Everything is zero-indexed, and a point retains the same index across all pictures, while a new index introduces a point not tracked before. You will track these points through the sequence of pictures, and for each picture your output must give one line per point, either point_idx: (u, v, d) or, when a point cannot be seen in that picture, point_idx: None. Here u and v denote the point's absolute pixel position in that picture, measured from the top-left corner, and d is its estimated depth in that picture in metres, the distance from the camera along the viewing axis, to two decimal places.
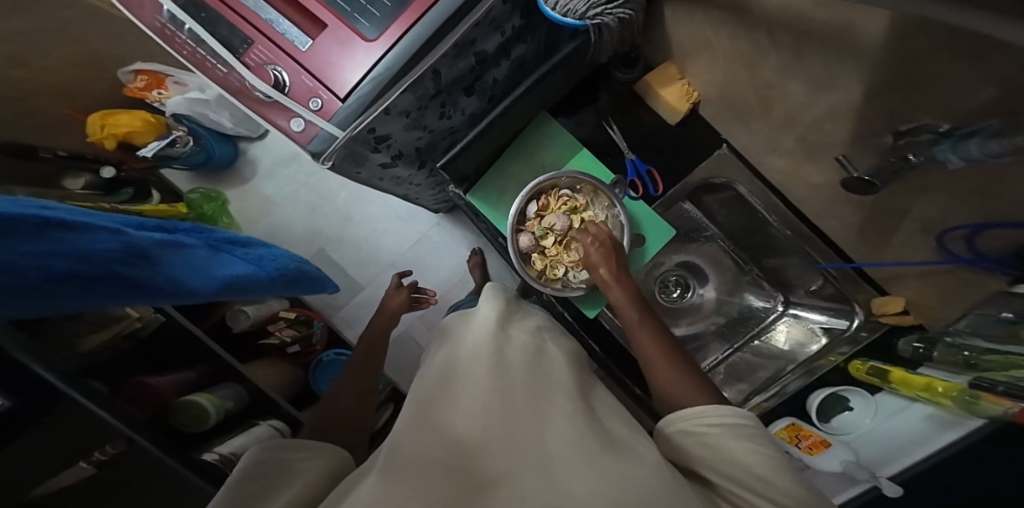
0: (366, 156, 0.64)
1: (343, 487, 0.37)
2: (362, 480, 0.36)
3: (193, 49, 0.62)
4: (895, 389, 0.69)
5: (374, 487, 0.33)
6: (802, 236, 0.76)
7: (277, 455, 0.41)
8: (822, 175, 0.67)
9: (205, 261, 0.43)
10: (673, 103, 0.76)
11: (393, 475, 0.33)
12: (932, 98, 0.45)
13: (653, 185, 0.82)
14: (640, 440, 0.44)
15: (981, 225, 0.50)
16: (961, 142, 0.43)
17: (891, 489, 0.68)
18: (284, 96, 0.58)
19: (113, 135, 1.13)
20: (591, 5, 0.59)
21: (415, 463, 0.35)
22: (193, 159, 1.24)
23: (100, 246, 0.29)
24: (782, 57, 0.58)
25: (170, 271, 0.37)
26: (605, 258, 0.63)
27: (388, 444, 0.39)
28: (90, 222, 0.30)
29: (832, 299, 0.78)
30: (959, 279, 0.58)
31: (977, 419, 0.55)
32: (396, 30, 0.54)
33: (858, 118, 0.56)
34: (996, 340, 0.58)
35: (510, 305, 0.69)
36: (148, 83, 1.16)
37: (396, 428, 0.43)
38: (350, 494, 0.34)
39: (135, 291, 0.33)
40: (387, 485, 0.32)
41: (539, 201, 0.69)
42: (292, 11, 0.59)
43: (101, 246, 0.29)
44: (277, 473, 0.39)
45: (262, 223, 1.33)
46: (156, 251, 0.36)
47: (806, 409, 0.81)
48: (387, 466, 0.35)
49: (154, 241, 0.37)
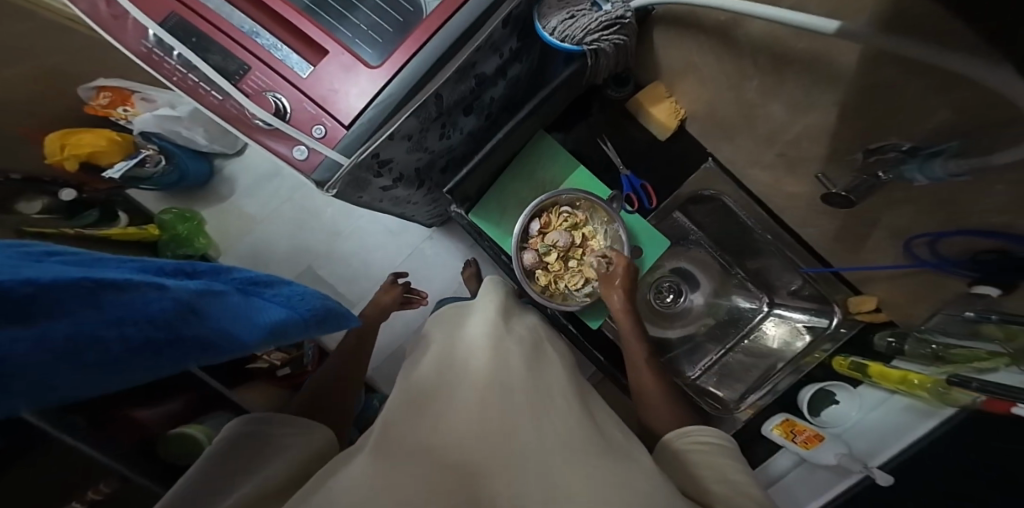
0: (369, 180, 0.64)
1: (327, 469, 0.42)
2: (355, 458, 0.42)
3: (183, 75, 0.60)
4: (876, 383, 0.76)
5: (369, 466, 0.38)
6: (781, 241, 0.84)
7: (258, 428, 0.50)
8: (800, 187, 0.75)
9: (242, 308, 0.37)
10: (663, 122, 0.85)
11: (383, 458, 0.39)
12: (900, 124, 0.51)
13: (647, 199, 0.90)
14: (633, 444, 0.49)
15: (942, 234, 0.57)
16: (926, 162, 0.48)
17: (883, 477, 0.68)
18: (285, 124, 0.57)
19: (75, 156, 1.04)
20: (589, 32, 0.64)
21: (403, 448, 0.41)
22: (165, 179, 1.18)
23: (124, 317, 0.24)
24: (764, 80, 0.64)
25: (209, 325, 0.32)
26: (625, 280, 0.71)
27: (380, 432, 0.44)
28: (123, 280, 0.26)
29: (810, 299, 0.87)
30: (925, 278, 0.66)
31: (947, 408, 0.62)
32: (400, 57, 0.54)
33: (834, 137, 0.62)
34: (958, 336, 0.66)
35: (505, 296, 0.75)
36: (112, 100, 1.09)
37: (385, 411, 0.48)
38: (345, 468, 0.40)
39: (168, 356, 0.28)
40: (380, 466, 0.38)
41: (540, 219, 0.76)
42: (289, 36, 0.59)
43: (127, 312, 0.25)
44: (258, 445, 0.48)
45: (245, 243, 1.28)
46: (191, 302, 0.31)
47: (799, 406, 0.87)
48: (379, 449, 0.41)
49: (185, 291, 0.31)
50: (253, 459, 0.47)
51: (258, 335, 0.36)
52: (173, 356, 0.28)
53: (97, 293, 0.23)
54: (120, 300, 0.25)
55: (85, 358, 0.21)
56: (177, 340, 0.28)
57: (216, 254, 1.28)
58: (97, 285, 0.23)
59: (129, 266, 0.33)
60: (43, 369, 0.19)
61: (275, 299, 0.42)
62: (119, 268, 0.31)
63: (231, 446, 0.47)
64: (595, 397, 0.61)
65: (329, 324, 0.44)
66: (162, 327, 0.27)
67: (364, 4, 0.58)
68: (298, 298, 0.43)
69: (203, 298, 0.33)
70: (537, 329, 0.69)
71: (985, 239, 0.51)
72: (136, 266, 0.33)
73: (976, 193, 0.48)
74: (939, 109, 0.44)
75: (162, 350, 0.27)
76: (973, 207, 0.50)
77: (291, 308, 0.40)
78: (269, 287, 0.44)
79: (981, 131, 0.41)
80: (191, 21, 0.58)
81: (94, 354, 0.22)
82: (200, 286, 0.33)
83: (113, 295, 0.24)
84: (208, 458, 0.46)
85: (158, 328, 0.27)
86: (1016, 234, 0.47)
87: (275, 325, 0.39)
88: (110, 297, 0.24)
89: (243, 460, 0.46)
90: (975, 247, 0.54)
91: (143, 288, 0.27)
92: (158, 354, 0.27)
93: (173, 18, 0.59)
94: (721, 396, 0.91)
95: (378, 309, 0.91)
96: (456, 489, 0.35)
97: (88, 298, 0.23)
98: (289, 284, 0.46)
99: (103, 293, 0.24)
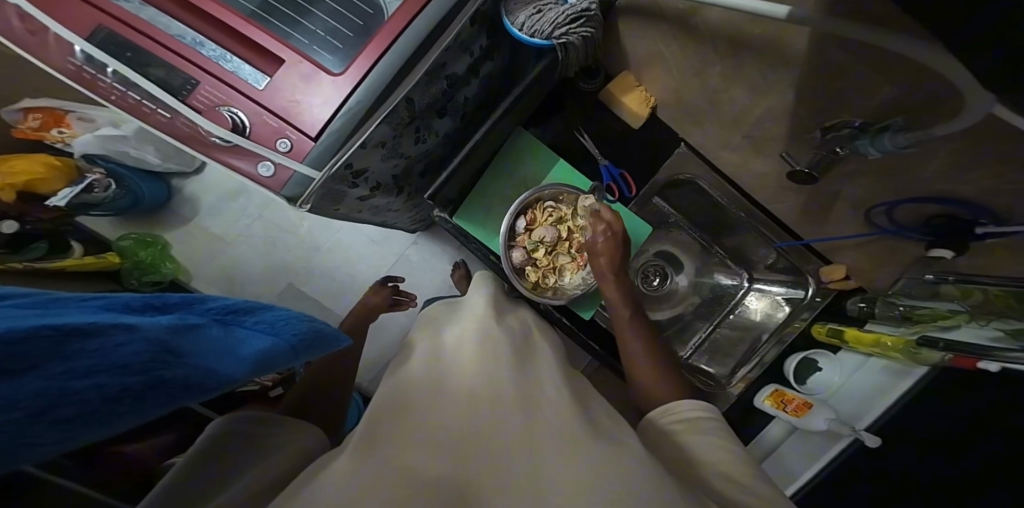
0: (344, 192, 0.62)
1: (314, 468, 0.42)
2: (338, 457, 0.41)
3: (123, 93, 0.55)
4: (853, 347, 0.82)
5: (352, 461, 0.38)
6: (756, 218, 0.89)
7: (244, 428, 0.48)
8: (766, 168, 0.79)
9: (224, 340, 0.31)
10: (634, 109, 0.85)
11: (369, 451, 0.39)
12: (846, 105, 0.54)
13: (626, 187, 0.92)
14: (626, 432, 0.48)
15: (894, 203, 0.61)
16: (876, 137, 0.51)
17: (871, 439, 0.72)
18: (246, 140, 0.53)
19: (9, 186, 0.96)
20: (557, 25, 0.64)
21: (387, 440, 0.41)
22: (119, 205, 1.10)
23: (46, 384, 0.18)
24: (727, 68, 0.65)
25: (181, 372, 0.25)
26: (609, 250, 0.74)
27: (366, 428, 0.43)
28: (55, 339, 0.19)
29: (786, 272, 0.91)
30: (886, 245, 0.71)
31: (921, 366, 0.69)
32: (363, 61, 0.51)
33: (793, 118, 0.64)
34: (924, 298, 0.72)
35: (494, 289, 0.75)
36: (44, 122, 1.01)
37: (372, 408, 0.48)
38: (327, 468, 0.39)
39: (152, 400, 0.23)
40: (367, 458, 0.38)
41: (526, 216, 0.80)
42: (239, 46, 0.54)
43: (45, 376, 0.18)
44: (246, 445, 0.47)
45: (217, 263, 1.23)
46: (167, 341, 0.25)
47: (785, 375, 0.92)
48: (365, 442, 0.41)
49: (157, 329, 0.25)
50: (238, 460, 0.45)
51: (247, 370, 0.30)
52: (155, 402, 0.23)
53: (61, 342, 0.20)
54: (88, 348, 0.21)
55: (56, 415, 0.18)
56: (157, 385, 0.23)
57: (187, 278, 1.22)
58: (63, 333, 0.20)
59: (86, 305, 0.28)
60: (17, 432, 0.17)
61: (258, 327, 0.34)
62: (76, 309, 0.26)
63: (216, 448, 0.46)
64: (592, 391, 0.59)
65: (315, 348, 0.40)
66: (137, 372, 0.22)
67: (318, 9, 0.55)
68: (282, 323, 0.36)
69: (179, 336, 0.26)
70: (526, 320, 0.70)
71: (932, 204, 0.56)
72: (95, 305, 0.28)
73: (920, 164, 0.52)
74: (878, 86, 0.47)
75: (139, 398, 0.22)
76: (918, 176, 0.54)
77: (276, 336, 0.35)
78: (249, 315, 0.35)
79: (921, 105, 0.44)
80: (124, 35, 0.52)
81: (64, 410, 0.19)
82: (173, 320, 0.27)
83: (78, 343, 0.21)
84: (188, 458, 0.45)
85: (130, 374, 0.22)
86: (959, 198, 0.51)
87: (264, 355, 0.33)
88: (74, 346, 0.20)
89: (225, 462, 0.45)
90: (931, 213, 0.57)
91: (113, 331, 0.23)
92: (136, 401, 0.22)
93: (101, 32, 0.52)
94: (712, 373, 0.95)
95: (366, 311, 0.89)
96: (451, 480, 0.36)
97: (46, 350, 0.19)
98: (270, 308, 0.38)
99: (65, 341, 0.20)
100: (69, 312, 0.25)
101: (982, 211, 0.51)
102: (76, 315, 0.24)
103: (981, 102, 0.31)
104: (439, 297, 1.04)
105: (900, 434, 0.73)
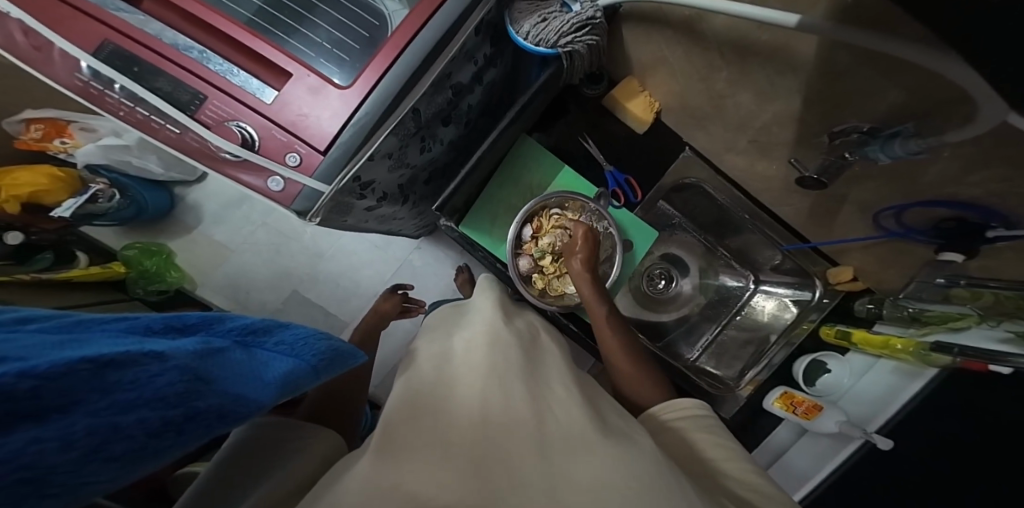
0: (352, 203, 0.62)
1: (334, 471, 0.42)
2: (358, 460, 0.41)
3: (132, 109, 0.55)
4: (862, 349, 0.83)
5: (373, 463, 0.38)
6: (762, 220, 0.89)
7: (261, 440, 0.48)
8: (772, 171, 0.79)
9: (248, 364, 0.31)
10: (639, 115, 0.86)
11: (388, 454, 0.39)
12: (853, 111, 0.53)
13: (632, 192, 0.92)
14: (635, 428, 0.48)
15: (902, 206, 0.62)
16: (886, 143, 0.51)
17: (883, 443, 0.73)
18: (255, 154, 0.53)
19: (14, 197, 0.96)
20: (561, 34, 0.62)
21: (404, 444, 0.41)
22: (124, 214, 1.11)
23: (94, 420, 0.19)
24: (732, 73, 0.65)
25: (214, 399, 0.26)
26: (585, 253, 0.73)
27: (384, 430, 0.43)
28: (92, 373, 0.19)
29: (792, 274, 0.92)
30: (894, 247, 0.71)
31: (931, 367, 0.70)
32: (370, 75, 0.51)
33: (799, 122, 0.64)
34: (933, 301, 0.72)
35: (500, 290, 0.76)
36: (47, 132, 1.01)
37: (386, 409, 0.48)
38: (348, 470, 0.40)
39: (187, 431, 0.24)
40: (386, 462, 0.38)
41: (532, 224, 0.81)
42: (245, 59, 0.54)
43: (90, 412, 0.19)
44: (262, 454, 0.47)
45: (222, 271, 1.23)
46: (195, 367, 0.25)
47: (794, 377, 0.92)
48: (383, 445, 0.41)
49: (185, 356, 0.25)
50: (251, 471, 0.45)
51: (272, 395, 0.31)
52: (191, 433, 0.24)
53: (97, 374, 0.20)
54: (124, 380, 0.21)
55: (108, 452, 0.19)
56: (193, 416, 0.24)
57: (192, 286, 1.22)
58: (98, 365, 0.20)
59: (109, 329, 0.28)
60: (70, 470, 0.18)
61: (279, 349, 0.34)
62: (99, 334, 0.26)
63: (236, 459, 0.47)
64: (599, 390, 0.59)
65: (334, 366, 0.40)
66: (174, 404, 0.23)
67: (323, 20, 0.55)
68: (302, 343, 0.36)
69: (206, 361, 0.27)
70: (533, 323, 0.69)
71: (940, 207, 0.56)
72: (117, 329, 0.28)
73: (928, 167, 0.52)
74: (887, 91, 0.47)
75: (178, 430, 0.23)
76: (925, 179, 0.54)
77: (296, 358, 0.35)
78: (268, 335, 0.35)
79: (929, 110, 0.44)
80: (131, 49, 0.52)
81: (115, 447, 0.20)
82: (199, 345, 0.27)
83: (114, 375, 0.21)
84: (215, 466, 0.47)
85: (168, 407, 0.22)
86: (969, 202, 0.51)
87: (286, 378, 0.33)
88: (110, 378, 0.20)
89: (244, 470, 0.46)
90: (939, 216, 0.57)
91: (145, 360, 0.22)
92: (175, 433, 0.23)
93: (107, 47, 0.52)
94: (720, 374, 0.95)
95: (377, 316, 0.89)
96: (468, 490, 0.35)
97: (86, 383, 0.19)
98: (288, 326, 0.38)
99: (101, 374, 0.20)
100: (96, 338, 0.25)
101: (992, 214, 0.50)
102: (105, 342, 0.23)
103: (997, 110, 0.31)
104: (445, 302, 1.04)
105: (911, 434, 0.73)
